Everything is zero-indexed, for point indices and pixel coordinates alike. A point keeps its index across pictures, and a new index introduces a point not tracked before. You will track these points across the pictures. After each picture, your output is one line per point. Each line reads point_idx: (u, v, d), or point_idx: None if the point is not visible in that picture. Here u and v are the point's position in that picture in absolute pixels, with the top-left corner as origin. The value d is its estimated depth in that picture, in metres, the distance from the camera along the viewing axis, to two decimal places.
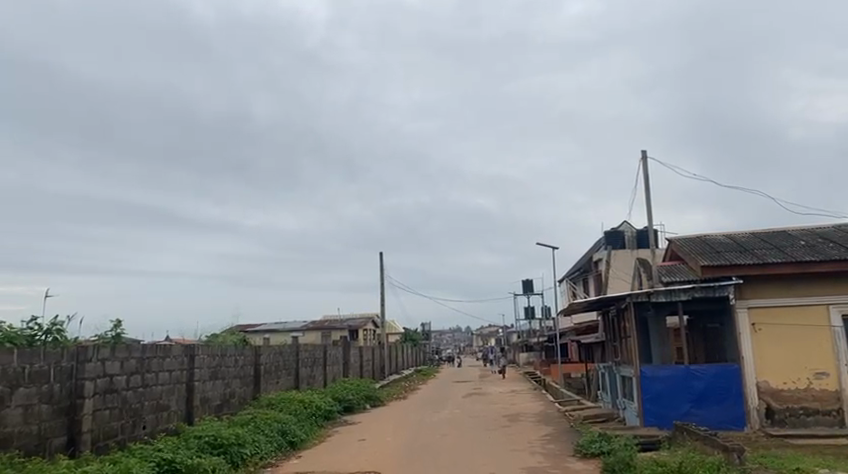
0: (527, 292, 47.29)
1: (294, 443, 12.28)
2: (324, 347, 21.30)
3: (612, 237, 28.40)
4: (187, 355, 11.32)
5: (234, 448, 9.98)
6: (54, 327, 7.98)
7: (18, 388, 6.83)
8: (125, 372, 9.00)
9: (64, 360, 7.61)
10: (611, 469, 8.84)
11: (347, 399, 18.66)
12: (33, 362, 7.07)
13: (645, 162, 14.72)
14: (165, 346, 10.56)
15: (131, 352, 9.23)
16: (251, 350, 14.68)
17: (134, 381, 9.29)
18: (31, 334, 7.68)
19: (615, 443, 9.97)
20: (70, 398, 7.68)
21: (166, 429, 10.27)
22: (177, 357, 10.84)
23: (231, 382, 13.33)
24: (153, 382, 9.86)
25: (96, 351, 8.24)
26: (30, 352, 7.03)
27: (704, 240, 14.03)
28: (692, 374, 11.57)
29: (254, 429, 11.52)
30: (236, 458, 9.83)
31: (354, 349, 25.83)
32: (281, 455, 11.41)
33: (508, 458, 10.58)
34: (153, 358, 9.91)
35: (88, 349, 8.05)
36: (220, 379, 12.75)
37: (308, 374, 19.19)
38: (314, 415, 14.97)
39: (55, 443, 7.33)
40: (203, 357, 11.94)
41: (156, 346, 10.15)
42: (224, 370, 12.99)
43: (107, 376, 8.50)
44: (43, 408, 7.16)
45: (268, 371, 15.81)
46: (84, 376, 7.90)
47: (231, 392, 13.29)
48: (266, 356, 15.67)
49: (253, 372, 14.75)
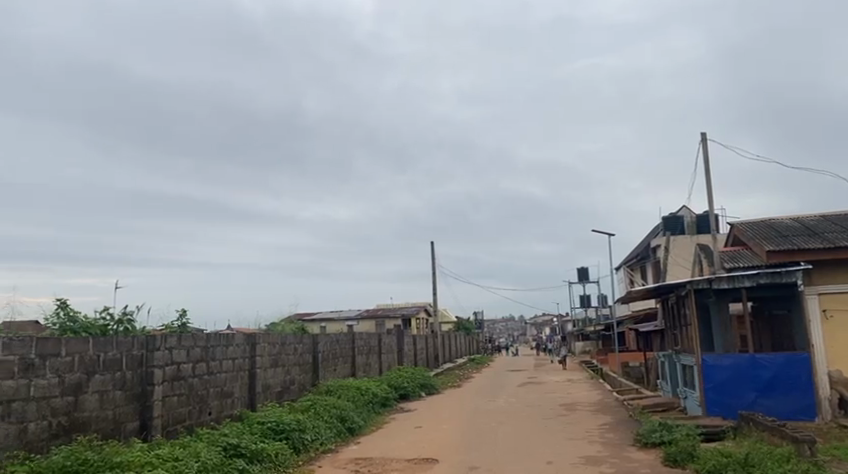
0: (582, 280, 46.68)
1: (353, 430, 12.53)
2: (379, 335, 21.57)
3: (671, 222, 27.82)
4: (249, 343, 11.67)
5: (296, 434, 10.27)
6: (125, 317, 8.35)
7: (95, 374, 7.16)
8: (191, 360, 9.37)
9: (135, 348, 7.97)
10: (672, 458, 8.70)
11: (403, 387, 18.87)
12: (107, 351, 7.41)
13: (706, 144, 14.26)
14: (228, 334, 10.93)
15: (197, 340, 9.58)
16: (309, 339, 15.00)
17: (200, 368, 9.64)
18: (104, 324, 8.05)
19: (677, 432, 9.75)
20: (141, 384, 8.03)
21: (231, 415, 10.63)
22: (239, 345, 11.20)
23: (291, 369, 13.69)
24: (217, 369, 10.20)
25: (164, 340, 8.58)
26: (104, 341, 7.38)
27: (769, 224, 13.52)
28: (758, 362, 11.20)
29: (315, 415, 11.81)
30: (297, 444, 10.12)
31: (408, 338, 26.11)
32: (340, 441, 11.64)
33: (566, 446, 10.52)
34: (217, 346, 10.25)
35: (156, 338, 8.39)
36: (281, 366, 13.13)
37: (364, 362, 19.50)
38: (372, 402, 15.21)
39: (129, 427, 7.71)
40: (264, 345, 12.28)
41: (220, 335, 10.50)
42: (284, 358, 13.34)
43: (174, 364, 8.86)
44: (117, 393, 7.51)
45: (326, 359, 16.13)
46: (154, 363, 8.25)
47: (291, 379, 13.64)
48: (323, 344, 16.00)
49: (311, 359, 15.11)
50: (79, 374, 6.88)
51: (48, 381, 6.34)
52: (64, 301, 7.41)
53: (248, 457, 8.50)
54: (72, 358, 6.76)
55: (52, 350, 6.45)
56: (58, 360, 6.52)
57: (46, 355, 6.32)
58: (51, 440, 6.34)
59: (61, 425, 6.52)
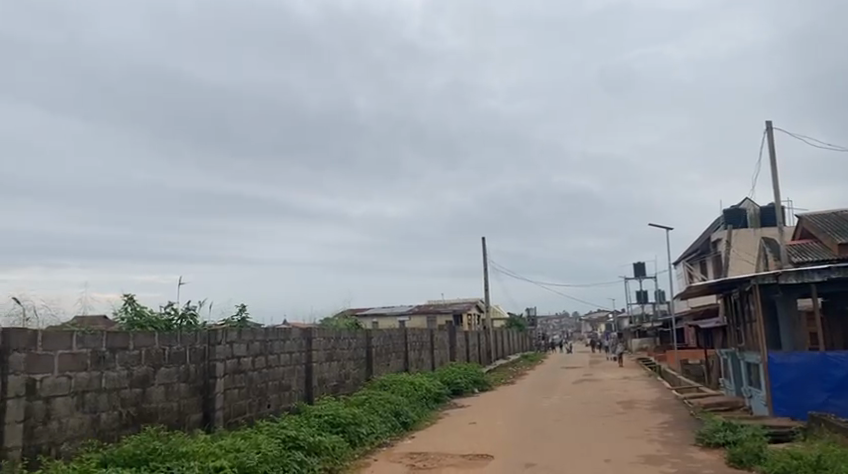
0: (639, 275, 45.64)
1: (407, 424, 12.61)
2: (431, 331, 21.60)
3: (733, 215, 26.90)
4: (305, 338, 11.87)
5: (352, 428, 10.40)
6: (188, 312, 8.62)
7: (161, 367, 7.40)
8: (251, 354, 9.59)
9: (198, 342, 8.21)
10: (737, 460, 8.42)
11: (456, 383, 18.87)
12: (172, 345, 7.65)
13: (770, 134, 13.70)
14: (285, 329, 11.14)
15: (256, 335, 9.81)
16: (363, 334, 15.15)
17: (259, 362, 9.86)
18: (168, 318, 8.32)
19: (742, 433, 9.42)
20: (204, 377, 8.27)
21: (289, 408, 10.85)
22: (296, 339, 11.42)
23: (346, 364, 13.87)
24: (276, 363, 10.42)
25: (225, 334, 8.81)
26: (169, 335, 7.61)
27: (840, 216, 12.90)
28: (829, 361, 10.65)
29: (370, 409, 11.93)
30: (354, 437, 10.25)
31: (460, 334, 26.10)
32: (395, 435, 11.73)
33: (625, 445, 10.31)
34: (275, 341, 10.47)
35: (218, 332, 8.62)
36: (336, 361, 13.31)
37: (416, 357, 19.59)
38: (425, 397, 15.27)
39: (193, 418, 7.96)
40: (319, 340, 12.47)
41: (277, 329, 10.71)
42: (339, 353, 13.51)
43: (235, 357, 9.09)
44: (182, 386, 7.76)
45: (379, 354, 16.28)
46: (216, 356, 8.48)
47: (345, 373, 13.81)
48: (377, 340, 16.13)
49: (365, 354, 15.26)
50: (146, 367, 7.12)
51: (117, 373, 6.58)
52: (131, 296, 7.68)
53: (306, 449, 8.65)
54: (139, 352, 7.00)
55: (121, 343, 6.68)
56: (126, 353, 6.76)
57: (116, 348, 6.57)
58: (121, 429, 6.59)
59: (130, 415, 6.76)
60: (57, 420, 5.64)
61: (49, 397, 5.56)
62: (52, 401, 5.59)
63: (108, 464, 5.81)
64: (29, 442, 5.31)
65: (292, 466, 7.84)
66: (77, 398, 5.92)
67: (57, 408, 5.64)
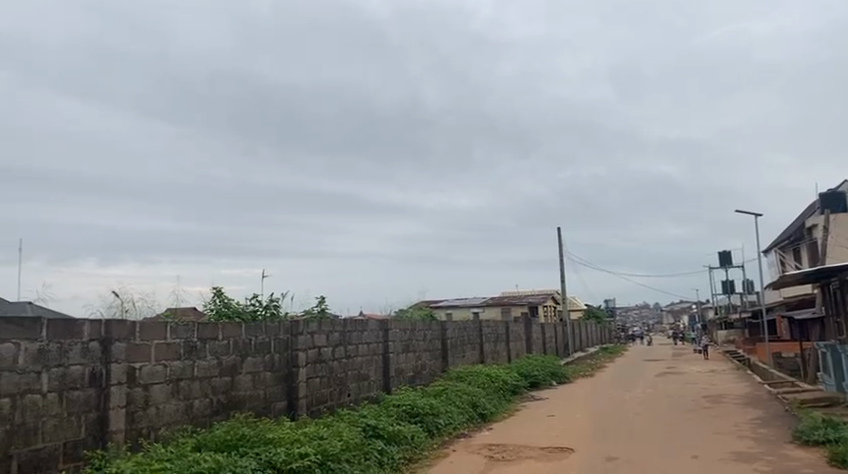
0: (725, 265, 43.63)
1: (485, 416, 12.56)
2: (507, 323, 21.44)
3: (830, 199, 25.23)
4: (382, 328, 12.02)
5: (430, 418, 10.45)
6: (271, 303, 8.89)
7: (248, 356, 7.66)
8: (330, 344, 9.79)
9: (282, 333, 8.46)
10: (840, 459, 7.89)
11: (533, 375, 18.67)
12: (258, 335, 7.91)
13: None
14: (363, 319, 11.31)
15: (335, 325, 10.00)
16: (438, 325, 15.20)
17: (339, 352, 10.05)
18: (253, 310, 8.62)
19: (844, 431, 8.84)
20: (287, 366, 8.51)
21: (368, 397, 11.05)
22: (373, 330, 11.58)
23: (422, 355, 13.96)
24: (354, 353, 10.61)
25: (306, 325, 9.02)
26: (254, 326, 7.87)
27: None
28: None
29: (447, 400, 11.96)
30: (432, 427, 10.30)
31: (536, 326, 25.80)
32: (473, 426, 11.72)
33: (714, 441, 9.88)
34: (353, 332, 10.65)
35: (300, 323, 8.84)
36: (412, 352, 13.41)
37: (492, 349, 19.50)
38: (502, 389, 15.18)
39: (278, 406, 8.22)
40: (396, 331, 12.60)
41: (355, 320, 10.90)
42: (415, 344, 13.61)
43: (316, 347, 9.30)
44: (267, 374, 8.01)
45: (455, 346, 16.31)
46: (298, 346, 8.70)
47: (422, 364, 13.91)
48: (452, 331, 16.15)
49: (441, 345, 15.34)
50: (234, 356, 7.39)
51: (208, 363, 6.86)
52: (219, 289, 8.00)
53: (387, 438, 8.75)
54: (227, 342, 7.27)
55: (211, 333, 6.96)
56: (216, 343, 7.03)
57: (206, 339, 6.84)
58: (212, 415, 6.88)
59: (220, 402, 7.04)
60: (155, 406, 5.94)
61: (148, 385, 5.85)
62: (150, 388, 5.89)
63: (201, 448, 6.06)
64: (130, 426, 5.63)
65: (373, 454, 7.95)
66: (173, 385, 6.22)
67: (154, 395, 5.94)
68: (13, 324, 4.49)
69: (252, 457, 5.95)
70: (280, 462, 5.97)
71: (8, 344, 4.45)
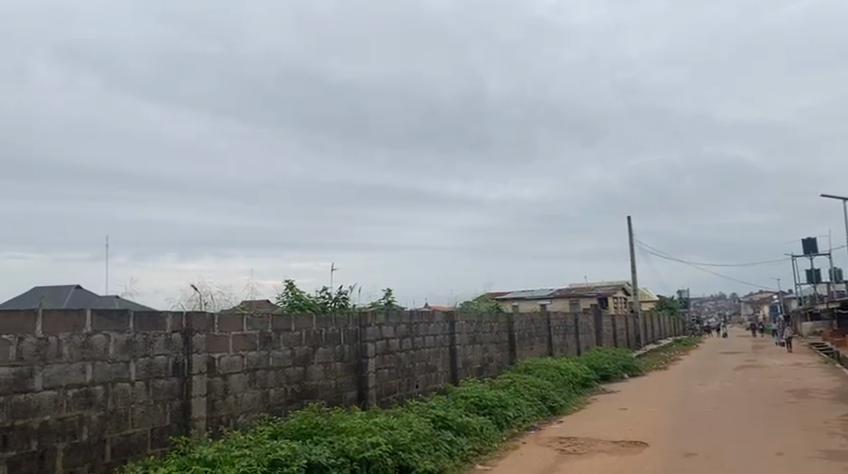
0: (810, 253, 41.40)
1: (554, 409, 12.42)
2: (575, 315, 21.08)
3: None
4: (448, 320, 12.05)
5: (498, 410, 10.41)
6: (340, 295, 9.06)
7: (319, 347, 7.84)
8: (398, 335, 9.89)
9: (351, 324, 8.61)
10: None
11: (603, 368, 18.29)
12: (328, 326, 8.08)
13: None
14: (429, 312, 11.37)
15: (402, 317, 10.09)
16: (505, 317, 15.11)
17: (406, 344, 10.15)
18: (323, 301, 8.82)
19: None
20: (357, 357, 8.65)
21: (436, 389, 11.13)
22: (440, 323, 11.62)
23: (489, 347, 13.92)
24: (422, 345, 10.68)
25: (374, 317, 9.15)
26: (325, 317, 8.04)
27: None
28: None
29: (515, 392, 11.89)
30: (501, 419, 10.25)
31: (607, 318, 25.25)
32: (542, 418, 11.60)
33: (800, 437, 9.41)
34: (420, 323, 10.72)
35: (368, 315, 8.97)
36: (479, 344, 13.39)
37: (561, 342, 19.23)
38: (572, 381, 14.95)
39: (348, 396, 8.38)
40: (462, 323, 12.60)
41: (422, 312, 10.97)
42: (482, 336, 13.59)
43: (383, 339, 9.42)
44: (338, 365, 8.18)
45: (522, 338, 16.18)
46: (367, 338, 8.82)
47: (489, 357, 13.87)
48: (519, 323, 16.02)
49: (508, 338, 15.24)
50: (306, 347, 7.57)
51: (282, 353, 7.07)
52: (291, 282, 8.21)
53: (456, 429, 8.78)
54: (300, 333, 7.46)
55: (284, 325, 7.16)
56: (289, 334, 7.23)
57: (280, 330, 7.04)
58: (287, 405, 7.08)
59: (294, 392, 7.24)
60: (233, 395, 6.17)
61: (226, 374, 6.08)
62: (228, 377, 6.12)
63: (278, 436, 6.25)
64: (211, 413, 5.86)
65: (443, 444, 7.99)
66: (249, 375, 6.43)
67: (233, 384, 6.16)
68: (104, 316, 4.75)
69: (326, 446, 6.08)
70: (352, 451, 6.07)
71: (99, 335, 4.71)
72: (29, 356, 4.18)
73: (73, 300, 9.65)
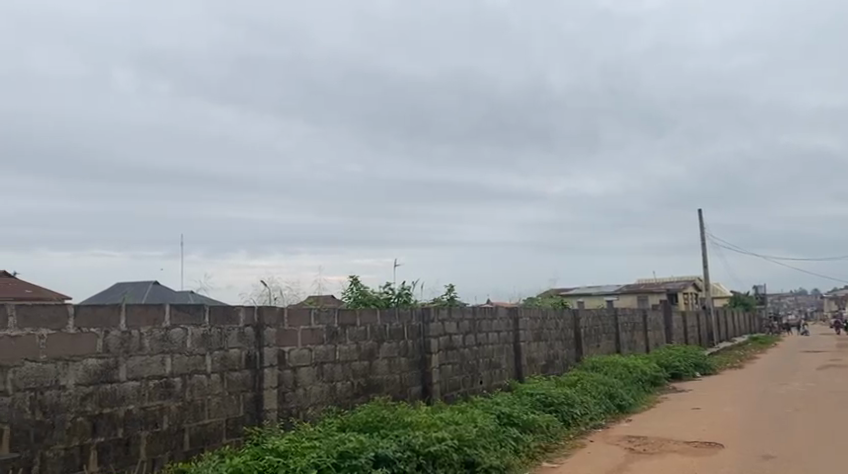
0: None
1: (623, 407, 12.14)
2: (643, 311, 20.53)
3: None
4: (512, 316, 11.95)
5: (564, 408, 10.26)
6: (403, 291, 9.14)
7: (384, 342, 7.93)
8: (461, 331, 9.90)
9: (414, 319, 8.67)
10: None
11: (674, 366, 17.74)
12: (392, 322, 8.16)
13: None
14: (492, 308, 11.31)
15: (465, 313, 10.08)
16: (570, 313, 14.88)
17: (470, 340, 10.15)
18: (387, 297, 8.92)
19: None
20: (420, 352, 8.71)
21: (501, 385, 11.08)
22: (504, 319, 11.54)
23: (554, 344, 13.74)
24: (485, 341, 10.65)
25: (437, 312, 9.18)
26: (389, 312, 8.12)
27: None
28: None
29: (582, 390, 11.70)
30: (567, 417, 10.10)
31: (677, 314, 24.49)
32: (610, 417, 11.37)
33: None
34: (484, 319, 10.68)
35: (431, 310, 9.00)
36: (544, 341, 13.23)
37: (629, 339, 18.78)
38: (641, 380, 14.57)
39: (413, 391, 8.46)
40: (527, 319, 12.47)
41: (485, 308, 10.93)
42: (547, 332, 13.43)
43: (447, 335, 9.45)
44: (402, 360, 8.26)
45: (588, 335, 15.89)
46: (430, 334, 8.86)
47: (555, 354, 13.69)
48: (585, 319, 15.74)
49: (574, 334, 15.00)
50: (371, 341, 7.67)
51: (348, 347, 7.19)
52: (355, 278, 8.35)
53: (521, 426, 8.72)
54: (365, 328, 7.57)
55: (349, 319, 7.29)
56: (354, 329, 7.35)
57: (346, 325, 7.17)
58: (354, 398, 7.21)
59: (360, 386, 7.37)
60: (303, 388, 6.33)
61: (296, 367, 6.24)
62: (298, 370, 6.28)
63: (346, 429, 6.37)
64: (282, 405, 6.04)
65: (508, 441, 7.95)
66: (317, 368, 6.58)
67: (302, 377, 6.32)
68: (180, 310, 4.96)
69: (393, 439, 6.15)
70: (419, 445, 6.11)
71: (177, 328, 4.92)
72: (114, 348, 4.41)
73: (153, 295, 10.13)
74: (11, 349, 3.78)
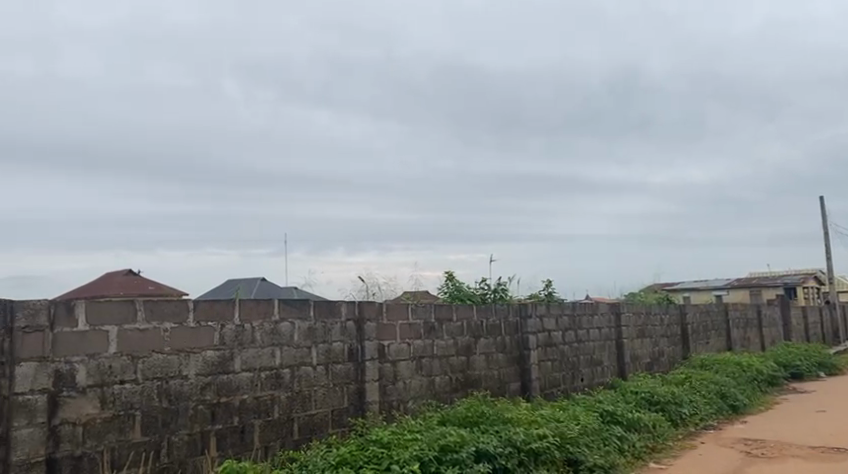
0: None
1: (736, 408, 11.48)
2: (758, 306, 19.29)
3: None
4: (614, 312, 11.58)
5: (672, 407, 9.84)
6: (499, 286, 9.08)
7: (481, 338, 7.92)
8: (560, 328, 9.71)
9: (511, 315, 8.59)
10: None
11: (794, 365, 16.55)
12: (489, 318, 8.12)
13: None
14: (593, 303, 11.02)
15: (564, 309, 9.88)
16: (676, 309, 14.23)
17: (569, 336, 9.94)
18: (483, 293, 8.90)
19: None
20: (518, 349, 8.63)
21: (603, 382, 10.79)
22: (605, 314, 11.21)
23: (659, 341, 13.20)
24: (586, 338, 10.39)
25: (535, 308, 9.04)
26: (486, 308, 8.09)
27: None
28: None
29: (690, 389, 11.17)
30: (675, 416, 9.68)
31: (796, 309, 22.83)
32: (723, 418, 10.78)
33: None
34: (584, 315, 10.43)
35: (528, 306, 8.88)
36: (648, 337, 12.74)
37: (741, 336, 17.72)
38: (756, 379, 13.70)
39: (511, 387, 8.40)
40: (629, 315, 12.05)
41: (585, 304, 10.66)
42: (651, 329, 12.92)
43: (545, 331, 9.30)
44: (500, 356, 8.22)
45: (696, 332, 15.15)
46: (528, 330, 8.75)
47: (660, 351, 13.16)
48: (692, 315, 15.01)
49: (680, 330, 14.35)
50: (468, 337, 7.69)
51: (446, 342, 7.24)
52: (451, 274, 8.39)
53: (626, 425, 8.44)
54: (461, 323, 7.59)
55: (446, 315, 7.32)
56: (451, 324, 7.39)
57: (443, 320, 7.22)
58: (453, 393, 7.27)
59: (459, 381, 7.41)
60: (402, 381, 6.45)
61: (395, 361, 6.37)
62: (397, 364, 6.40)
63: (446, 423, 6.43)
64: (384, 398, 6.17)
65: (612, 440, 7.73)
66: (416, 362, 6.68)
67: (401, 371, 6.44)
68: (288, 304, 5.18)
69: (493, 435, 6.13)
70: (520, 442, 6.06)
71: (286, 322, 5.15)
72: (229, 341, 4.68)
73: (261, 291, 10.65)
74: (138, 341, 4.09)
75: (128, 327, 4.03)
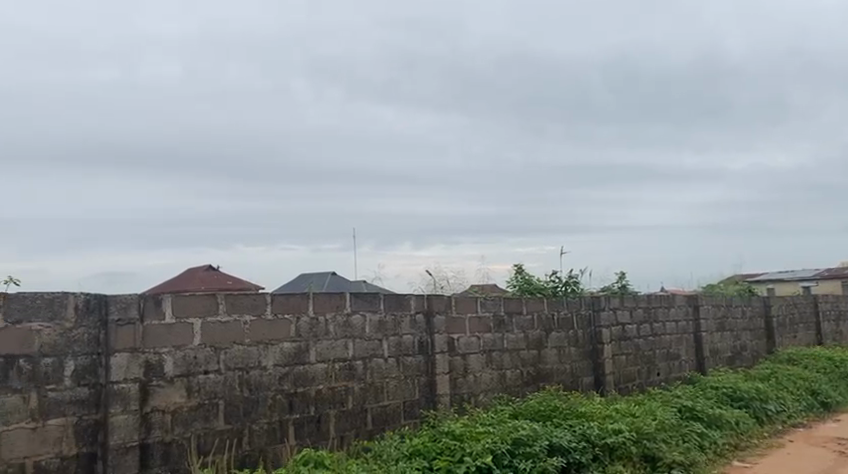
0: None
1: (828, 404, 10.86)
2: None
3: None
4: (692, 305, 11.18)
5: (756, 403, 9.42)
6: (571, 279, 8.92)
7: (552, 332, 7.82)
8: (635, 321, 9.47)
9: (583, 308, 8.44)
10: None
11: None
12: (560, 311, 8.01)
13: None
14: (668, 295, 10.67)
15: (638, 301, 9.62)
16: (759, 301, 13.59)
17: (645, 330, 9.68)
18: (554, 286, 8.77)
19: None
20: (591, 342, 8.48)
21: (681, 377, 10.44)
22: (682, 307, 10.84)
23: (741, 334, 12.65)
24: (662, 332, 10.09)
25: (608, 301, 8.84)
26: (556, 301, 7.98)
27: None
28: None
29: (776, 384, 10.66)
30: (759, 413, 9.26)
31: None
32: (813, 415, 10.23)
33: None
34: (659, 308, 10.12)
35: (601, 299, 8.69)
36: (728, 330, 12.23)
37: (833, 329, 16.72)
38: None
39: (584, 381, 8.27)
40: (708, 307, 11.60)
41: (660, 296, 10.34)
42: (732, 322, 12.39)
43: (619, 324, 9.09)
44: (572, 350, 8.10)
45: (782, 325, 14.41)
46: (601, 323, 8.57)
47: (741, 345, 12.61)
48: (777, 307, 14.29)
49: (764, 324, 13.69)
50: (539, 331, 7.62)
51: (516, 336, 7.20)
52: (520, 267, 8.32)
53: (707, 422, 8.15)
54: (532, 317, 7.52)
55: (516, 308, 7.27)
56: (522, 318, 7.34)
57: (513, 313, 7.17)
58: (524, 387, 7.23)
59: (530, 374, 7.35)
60: (473, 374, 6.46)
61: (465, 354, 6.39)
62: (468, 357, 6.42)
63: (518, 417, 6.40)
64: (455, 391, 6.21)
65: (692, 436, 7.48)
66: (487, 356, 6.68)
67: (472, 364, 6.45)
68: (360, 297, 5.28)
69: (567, 429, 6.06)
70: (594, 437, 5.96)
71: (357, 315, 5.25)
72: (304, 333, 4.82)
73: (333, 285, 10.90)
74: (221, 333, 4.27)
75: (211, 319, 4.22)
